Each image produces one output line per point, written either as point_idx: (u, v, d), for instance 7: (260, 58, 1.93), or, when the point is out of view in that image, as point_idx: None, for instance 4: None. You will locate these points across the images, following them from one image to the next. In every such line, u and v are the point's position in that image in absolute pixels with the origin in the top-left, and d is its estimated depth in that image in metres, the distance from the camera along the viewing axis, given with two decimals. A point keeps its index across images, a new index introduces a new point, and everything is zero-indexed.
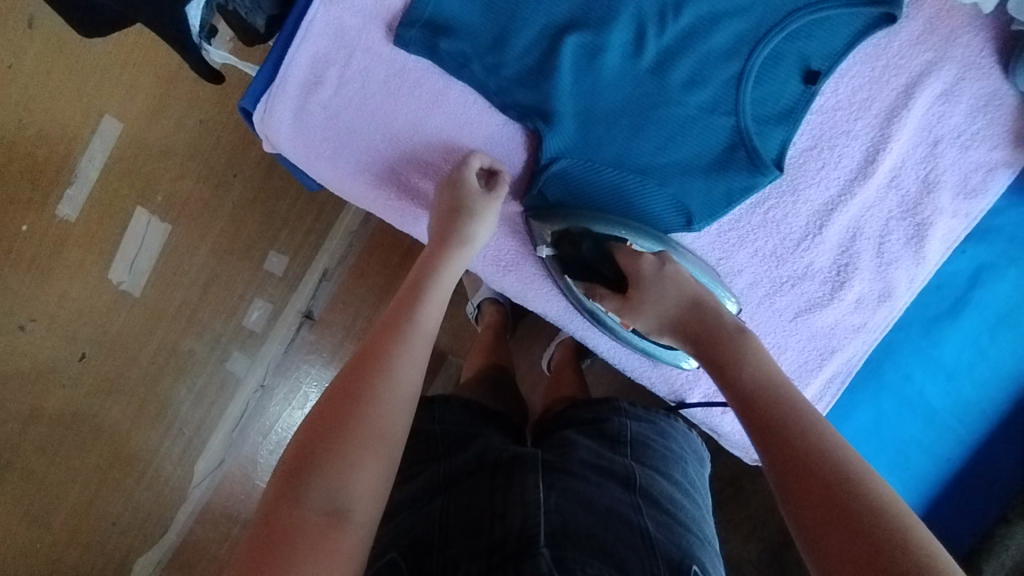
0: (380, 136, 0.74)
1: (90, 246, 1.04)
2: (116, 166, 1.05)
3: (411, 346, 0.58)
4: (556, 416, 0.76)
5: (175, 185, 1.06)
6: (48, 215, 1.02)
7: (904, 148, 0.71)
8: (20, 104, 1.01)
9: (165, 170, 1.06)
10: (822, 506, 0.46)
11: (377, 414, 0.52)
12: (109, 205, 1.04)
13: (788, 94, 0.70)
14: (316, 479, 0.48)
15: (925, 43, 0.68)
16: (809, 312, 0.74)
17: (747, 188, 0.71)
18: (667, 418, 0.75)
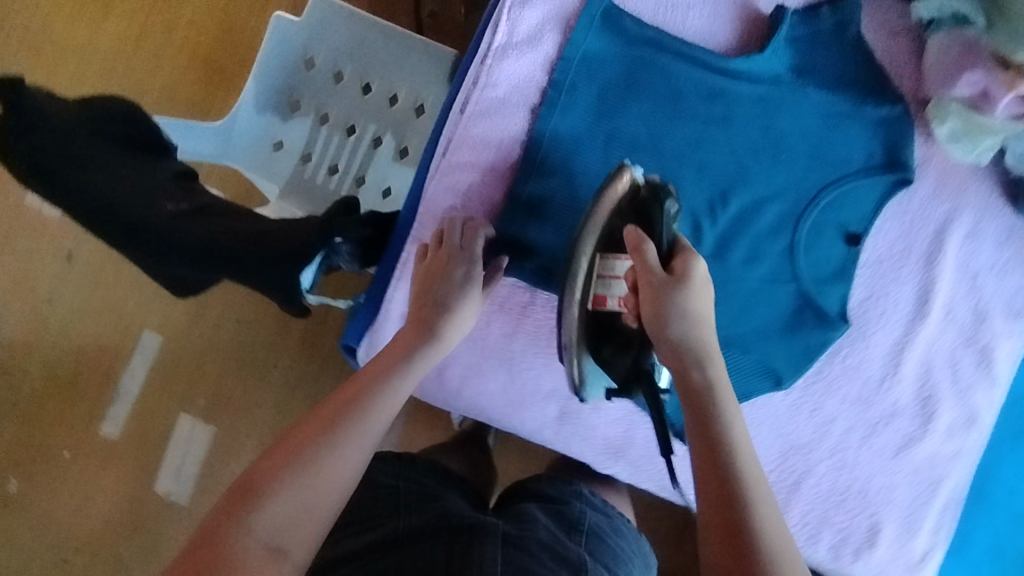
0: (479, 351, 0.79)
1: (134, 460, 1.10)
2: (156, 379, 1.10)
3: (370, 414, 0.56)
4: (516, 487, 0.79)
5: (214, 389, 1.10)
6: (94, 437, 1.09)
7: (949, 286, 0.79)
8: (65, 336, 1.10)
9: (202, 374, 1.10)
10: (727, 553, 0.53)
11: (331, 470, 0.53)
12: (151, 418, 1.10)
13: (836, 257, 0.79)
14: (268, 509, 0.50)
15: (940, 195, 0.78)
16: (906, 449, 0.78)
17: (823, 343, 0.78)
18: (620, 517, 0.78)
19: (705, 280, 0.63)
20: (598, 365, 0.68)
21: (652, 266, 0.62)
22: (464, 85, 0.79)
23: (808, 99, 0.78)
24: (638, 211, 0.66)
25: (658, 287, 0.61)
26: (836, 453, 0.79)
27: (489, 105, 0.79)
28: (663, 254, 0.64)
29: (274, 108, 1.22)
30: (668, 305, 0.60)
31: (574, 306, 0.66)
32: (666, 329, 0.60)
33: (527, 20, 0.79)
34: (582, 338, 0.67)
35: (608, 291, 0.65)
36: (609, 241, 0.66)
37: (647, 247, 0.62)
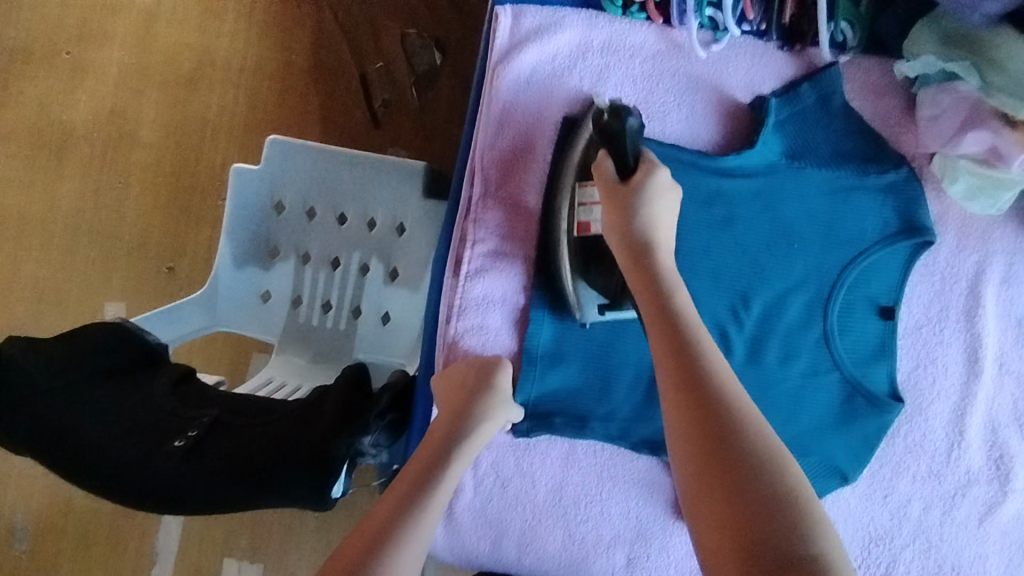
0: (531, 513, 0.76)
1: None
2: (190, 536, 1.26)
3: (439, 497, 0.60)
4: None
5: (254, 537, 1.25)
6: None
7: (996, 337, 0.75)
8: (91, 511, 1.26)
9: (240, 523, 1.25)
10: (725, 484, 0.51)
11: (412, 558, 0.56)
12: (198, 570, 1.25)
13: (873, 334, 0.75)
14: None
15: (966, 248, 0.75)
16: (990, 515, 0.75)
17: (881, 428, 0.74)
18: None
19: (667, 185, 0.65)
20: (594, 290, 0.72)
21: (609, 180, 0.68)
22: (452, 245, 0.76)
23: (807, 180, 0.75)
24: (602, 132, 0.69)
25: (616, 195, 0.66)
26: (920, 533, 0.75)
27: (484, 261, 0.76)
28: (627, 168, 0.67)
29: (254, 260, 1.19)
30: (630, 205, 0.65)
31: (560, 237, 0.72)
32: (628, 230, 0.65)
33: (504, 162, 0.76)
34: (576, 268, 0.73)
35: (590, 216, 0.71)
36: (582, 171, 0.72)
37: (606, 164, 0.68)
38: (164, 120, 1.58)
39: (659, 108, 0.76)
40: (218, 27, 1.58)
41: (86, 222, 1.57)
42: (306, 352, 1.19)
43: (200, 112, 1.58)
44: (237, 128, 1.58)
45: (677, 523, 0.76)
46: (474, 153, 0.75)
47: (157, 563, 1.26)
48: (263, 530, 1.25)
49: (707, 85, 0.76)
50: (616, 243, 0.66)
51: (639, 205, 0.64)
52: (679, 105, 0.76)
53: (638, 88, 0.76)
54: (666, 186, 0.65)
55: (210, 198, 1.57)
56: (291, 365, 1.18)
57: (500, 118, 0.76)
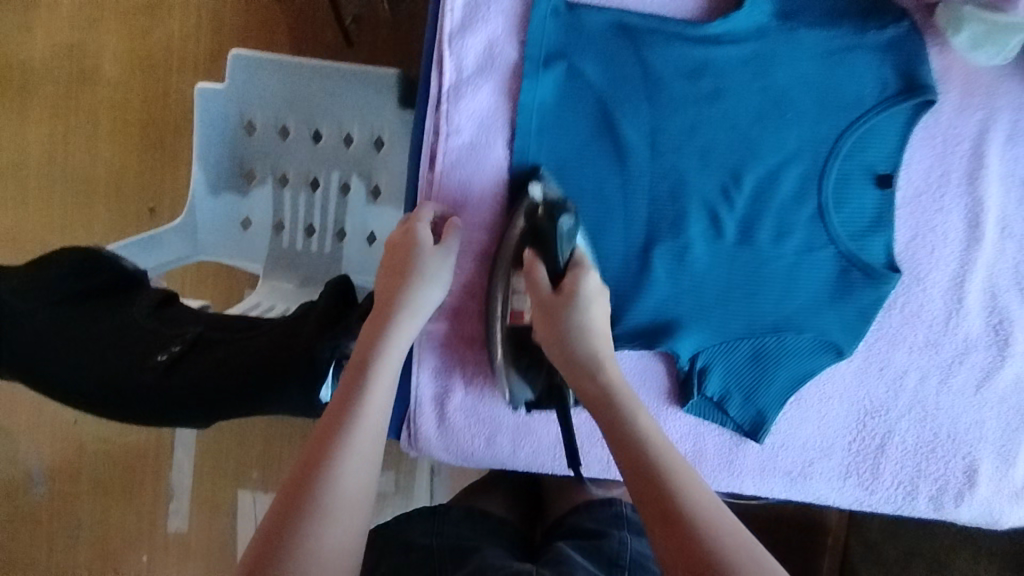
0: (524, 408, 0.76)
1: (211, 541, 1.27)
2: (203, 469, 1.27)
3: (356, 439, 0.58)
4: (558, 520, 0.80)
5: (265, 464, 1.26)
6: (164, 530, 1.28)
7: (999, 200, 0.72)
8: (103, 451, 1.27)
9: (250, 454, 1.26)
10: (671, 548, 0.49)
11: (338, 506, 0.54)
12: (214, 500, 1.27)
13: (870, 204, 0.72)
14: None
15: (969, 106, 0.70)
16: (988, 381, 0.74)
17: (877, 300, 0.72)
18: None
19: (599, 293, 0.64)
20: (527, 382, 0.72)
21: (542, 291, 0.65)
22: (425, 138, 0.72)
23: (800, 43, 0.70)
24: (536, 234, 0.67)
25: (547, 308, 0.64)
26: (916, 404, 0.74)
27: (459, 155, 0.72)
28: (557, 276, 0.65)
29: (230, 186, 1.15)
30: (563, 323, 0.63)
31: (494, 326, 0.71)
32: (565, 345, 0.63)
33: (475, 42, 0.70)
34: (507, 357, 0.72)
35: (524, 305, 0.71)
36: (515, 261, 0.70)
37: (538, 269, 0.65)
38: (127, 53, 1.50)
39: None
40: None
41: (60, 168, 1.52)
42: (294, 278, 1.17)
43: (163, 42, 1.49)
44: (203, 58, 1.50)
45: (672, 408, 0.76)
46: (440, 37, 0.69)
47: (173, 498, 1.28)
48: (271, 459, 1.26)
49: None
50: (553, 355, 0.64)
51: (574, 316, 0.62)
52: None
53: None
54: (597, 291, 0.64)
55: (185, 135, 1.51)
56: (278, 292, 1.15)
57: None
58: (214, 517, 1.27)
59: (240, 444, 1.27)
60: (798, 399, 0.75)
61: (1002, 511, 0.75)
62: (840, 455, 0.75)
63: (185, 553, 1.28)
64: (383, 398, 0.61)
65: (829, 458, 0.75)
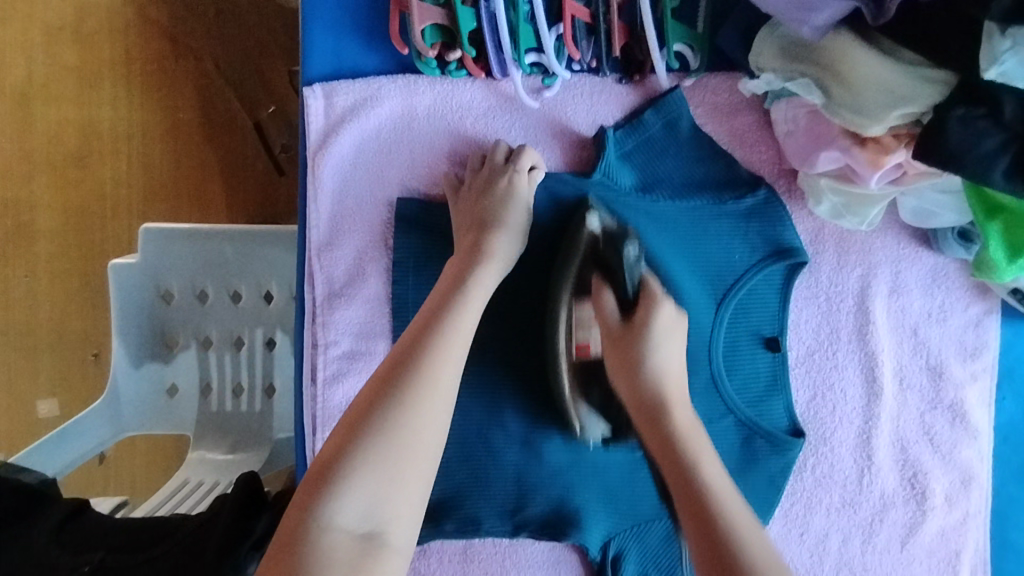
0: None
1: None
2: None
3: (434, 377, 0.59)
4: None
5: None
6: None
7: (891, 351, 0.71)
8: None
9: None
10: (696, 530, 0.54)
11: (409, 435, 0.57)
12: None
13: (763, 369, 0.71)
14: (347, 503, 0.53)
15: (847, 264, 0.70)
16: (912, 536, 0.71)
17: (785, 466, 0.70)
18: None
19: (675, 321, 0.65)
20: (599, 415, 0.70)
21: (610, 318, 0.66)
22: (305, 350, 0.70)
23: (664, 215, 0.69)
24: (597, 258, 0.67)
25: (619, 339, 0.65)
26: (843, 567, 0.71)
27: (340, 363, 0.70)
28: (628, 305, 0.66)
29: (152, 355, 1.13)
30: (634, 355, 0.63)
31: (558, 361, 0.69)
32: (637, 387, 0.63)
33: (347, 254, 0.70)
34: (574, 389, 0.70)
35: (588, 338, 0.69)
36: (578, 288, 0.68)
37: (606, 299, 0.66)
38: (59, 205, 1.46)
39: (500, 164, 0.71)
40: (96, 95, 1.43)
41: (2, 323, 1.49)
42: (223, 444, 1.14)
43: (94, 190, 1.45)
44: (137, 201, 1.46)
45: None
46: (306, 253, 0.68)
47: None
48: None
49: (547, 134, 0.71)
50: (626, 396, 0.64)
51: (649, 350, 0.63)
52: None
53: (472, 149, 0.71)
54: (674, 321, 0.64)
55: None
56: (209, 462, 1.12)
57: (328, 212, 0.69)
58: None
59: None
60: None
61: None
62: None
63: None
64: (471, 322, 0.63)
65: None
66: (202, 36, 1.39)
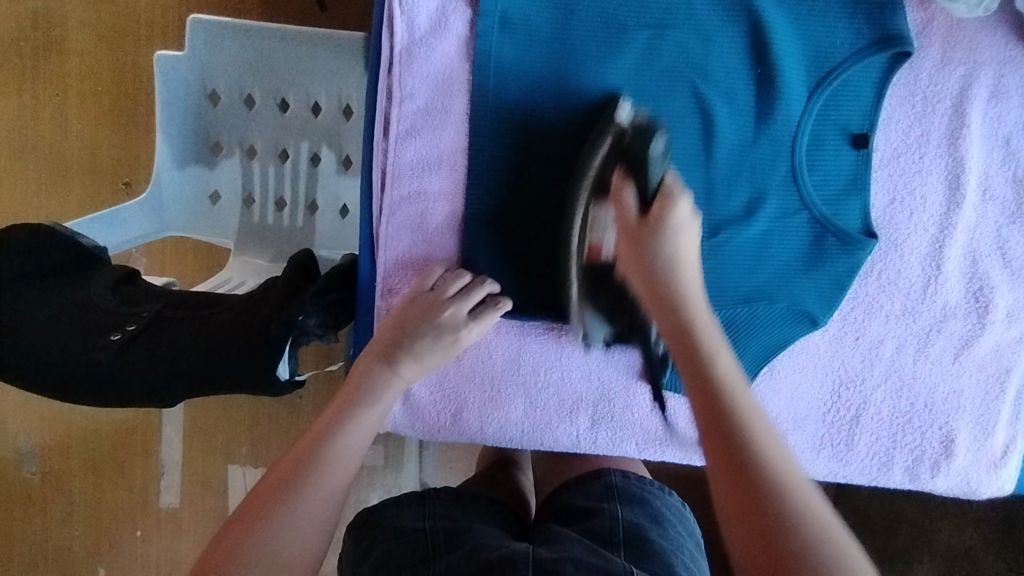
0: (490, 383, 0.73)
1: (203, 516, 1.27)
2: (192, 438, 1.26)
3: (363, 414, 0.65)
4: (551, 502, 0.76)
5: (251, 437, 1.25)
6: (156, 508, 1.27)
7: (980, 161, 0.69)
8: (89, 424, 1.26)
9: (237, 428, 1.25)
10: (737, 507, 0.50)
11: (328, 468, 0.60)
12: (204, 475, 1.26)
13: (845, 166, 0.69)
14: (284, 523, 0.56)
15: (951, 62, 0.67)
16: (966, 349, 0.72)
17: (853, 267, 0.70)
18: (660, 489, 0.75)
19: (690, 220, 0.63)
20: (604, 321, 0.70)
21: (628, 214, 0.64)
22: (379, 104, 0.68)
23: None
24: (624, 152, 0.64)
25: (634, 236, 0.63)
26: (892, 373, 0.72)
27: (414, 122, 0.68)
28: (647, 201, 0.64)
29: (195, 159, 1.11)
30: (649, 254, 0.62)
31: (570, 252, 0.66)
32: (648, 269, 0.62)
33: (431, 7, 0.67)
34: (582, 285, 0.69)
35: (602, 239, 0.68)
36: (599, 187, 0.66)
37: (628, 195, 0.64)
38: (95, 19, 1.41)
39: None
40: None
41: (30, 138, 1.44)
42: (265, 253, 1.14)
43: (128, 12, 1.40)
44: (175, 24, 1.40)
45: (641, 382, 0.74)
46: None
47: (163, 473, 1.27)
48: (260, 435, 1.24)
49: None
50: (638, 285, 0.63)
51: (666, 244, 0.62)
52: None
53: None
54: (688, 217, 0.63)
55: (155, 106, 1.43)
56: (251, 267, 1.12)
57: None
58: (206, 494, 1.26)
59: (228, 419, 1.25)
60: (772, 369, 0.72)
61: (977, 479, 0.74)
62: (814, 426, 0.73)
63: (178, 529, 1.27)
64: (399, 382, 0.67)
65: (803, 430, 0.73)
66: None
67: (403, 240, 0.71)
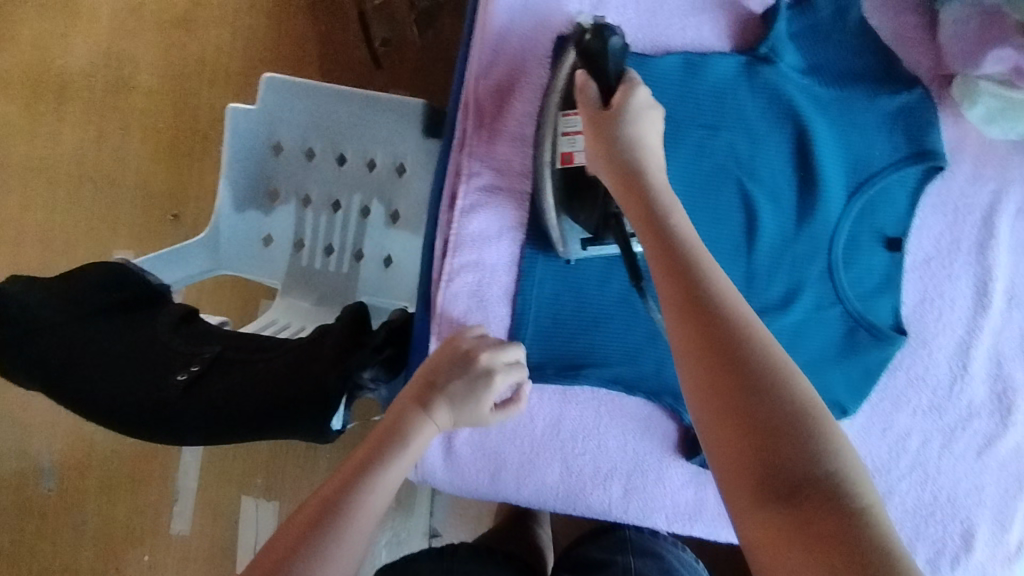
0: (529, 446, 0.77)
1: (212, 547, 1.28)
2: (211, 468, 1.29)
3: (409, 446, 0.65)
4: (569, 553, 0.80)
5: (269, 471, 1.27)
6: (167, 534, 1.29)
7: (1006, 270, 0.73)
8: (113, 446, 1.29)
9: (255, 461, 1.28)
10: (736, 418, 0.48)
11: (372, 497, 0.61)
12: (218, 505, 1.28)
13: (878, 266, 0.73)
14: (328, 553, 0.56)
15: (982, 177, 0.72)
16: (989, 447, 0.75)
17: (883, 361, 0.74)
18: (672, 542, 0.79)
19: (649, 103, 0.63)
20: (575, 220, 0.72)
21: (591, 103, 0.64)
22: (447, 177, 0.74)
23: (816, 97, 0.71)
24: (584, 52, 0.66)
25: (597, 121, 0.63)
26: (917, 466, 0.75)
27: (479, 197, 0.74)
28: (609, 90, 0.64)
29: (254, 203, 1.18)
30: (612, 132, 0.62)
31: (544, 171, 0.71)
32: (613, 156, 0.62)
33: (501, 99, 0.73)
34: (560, 199, 0.71)
35: (572, 147, 0.69)
36: (564, 100, 0.70)
37: (588, 84, 0.65)
38: (165, 62, 1.51)
39: (664, 31, 0.71)
40: None
41: (83, 162, 1.51)
42: (309, 296, 1.19)
43: (197, 58, 1.50)
44: (238, 72, 1.50)
45: (674, 457, 0.77)
46: (468, 85, 0.72)
47: (178, 500, 1.29)
48: (278, 469, 1.27)
49: (716, 2, 0.72)
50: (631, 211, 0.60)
51: (625, 126, 0.61)
52: (685, 26, 0.72)
53: (639, 8, 0.72)
54: (647, 105, 0.63)
55: (209, 145, 1.51)
56: (296, 309, 1.18)
57: (494, 46, 0.73)
58: (217, 522, 1.28)
59: (247, 451, 1.28)
60: None
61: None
62: None
63: (185, 556, 1.28)
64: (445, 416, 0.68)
65: None
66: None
67: (458, 304, 0.75)
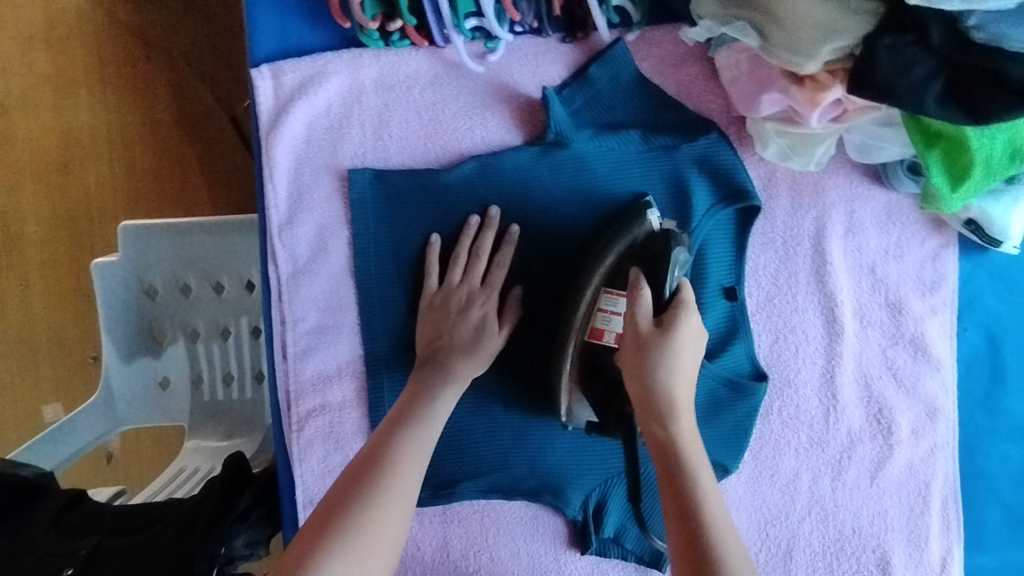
0: (421, 574, 0.74)
1: None
2: None
3: (416, 428, 0.59)
4: None
5: None
6: None
7: (850, 292, 0.71)
8: None
9: None
10: None
11: (398, 491, 0.55)
12: None
13: (723, 317, 0.70)
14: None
15: (802, 207, 0.70)
16: (881, 471, 0.73)
17: (752, 409, 0.71)
18: None
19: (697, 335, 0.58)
20: (589, 401, 0.65)
21: (642, 318, 0.58)
22: (274, 329, 0.71)
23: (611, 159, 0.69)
24: (647, 256, 0.62)
25: (643, 341, 0.57)
26: (815, 504, 0.73)
27: (310, 339, 0.72)
28: (661, 306, 0.60)
29: (142, 349, 1.00)
30: (648, 364, 0.56)
31: (570, 336, 0.63)
32: (646, 383, 0.57)
33: (308, 235, 0.70)
34: (572, 380, 0.65)
35: (606, 324, 0.62)
36: (612, 275, 0.63)
37: (645, 293, 0.58)
38: None
39: (451, 135, 0.70)
40: (73, 104, 1.10)
41: None
42: (218, 433, 1.04)
43: (79, 199, 1.13)
44: (123, 211, 1.12)
45: (569, 549, 0.75)
46: (267, 234, 0.69)
47: None
48: None
49: (495, 97, 0.70)
50: (630, 391, 0.58)
51: (667, 362, 0.56)
52: (471, 126, 0.70)
53: (422, 119, 0.70)
54: (696, 333, 0.58)
55: None
56: (205, 451, 1.02)
57: (286, 188, 0.70)
58: None
59: None
60: None
61: None
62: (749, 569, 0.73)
63: None
64: (439, 405, 0.62)
65: None
66: (176, 25, 1.07)
67: (315, 450, 0.72)
